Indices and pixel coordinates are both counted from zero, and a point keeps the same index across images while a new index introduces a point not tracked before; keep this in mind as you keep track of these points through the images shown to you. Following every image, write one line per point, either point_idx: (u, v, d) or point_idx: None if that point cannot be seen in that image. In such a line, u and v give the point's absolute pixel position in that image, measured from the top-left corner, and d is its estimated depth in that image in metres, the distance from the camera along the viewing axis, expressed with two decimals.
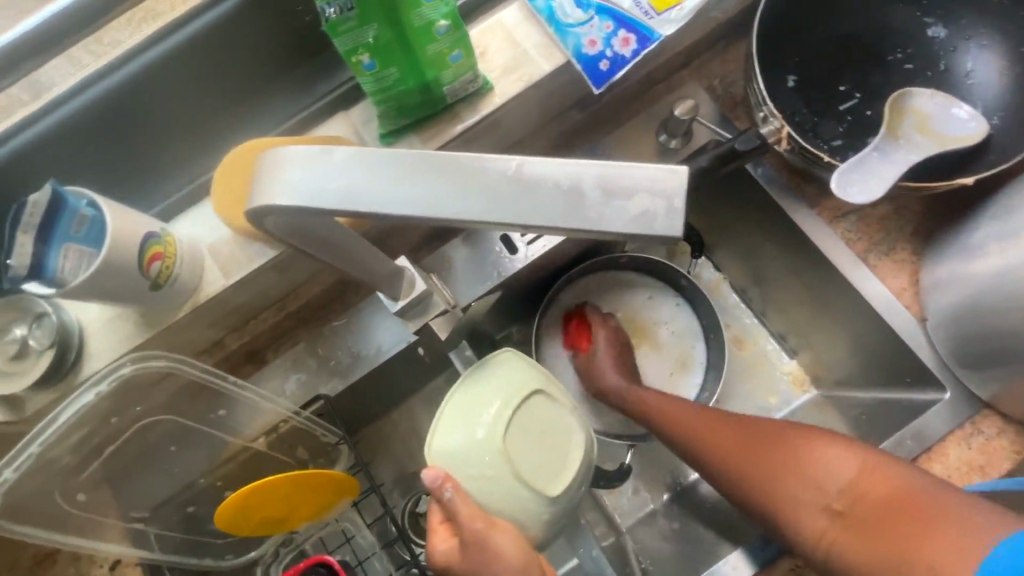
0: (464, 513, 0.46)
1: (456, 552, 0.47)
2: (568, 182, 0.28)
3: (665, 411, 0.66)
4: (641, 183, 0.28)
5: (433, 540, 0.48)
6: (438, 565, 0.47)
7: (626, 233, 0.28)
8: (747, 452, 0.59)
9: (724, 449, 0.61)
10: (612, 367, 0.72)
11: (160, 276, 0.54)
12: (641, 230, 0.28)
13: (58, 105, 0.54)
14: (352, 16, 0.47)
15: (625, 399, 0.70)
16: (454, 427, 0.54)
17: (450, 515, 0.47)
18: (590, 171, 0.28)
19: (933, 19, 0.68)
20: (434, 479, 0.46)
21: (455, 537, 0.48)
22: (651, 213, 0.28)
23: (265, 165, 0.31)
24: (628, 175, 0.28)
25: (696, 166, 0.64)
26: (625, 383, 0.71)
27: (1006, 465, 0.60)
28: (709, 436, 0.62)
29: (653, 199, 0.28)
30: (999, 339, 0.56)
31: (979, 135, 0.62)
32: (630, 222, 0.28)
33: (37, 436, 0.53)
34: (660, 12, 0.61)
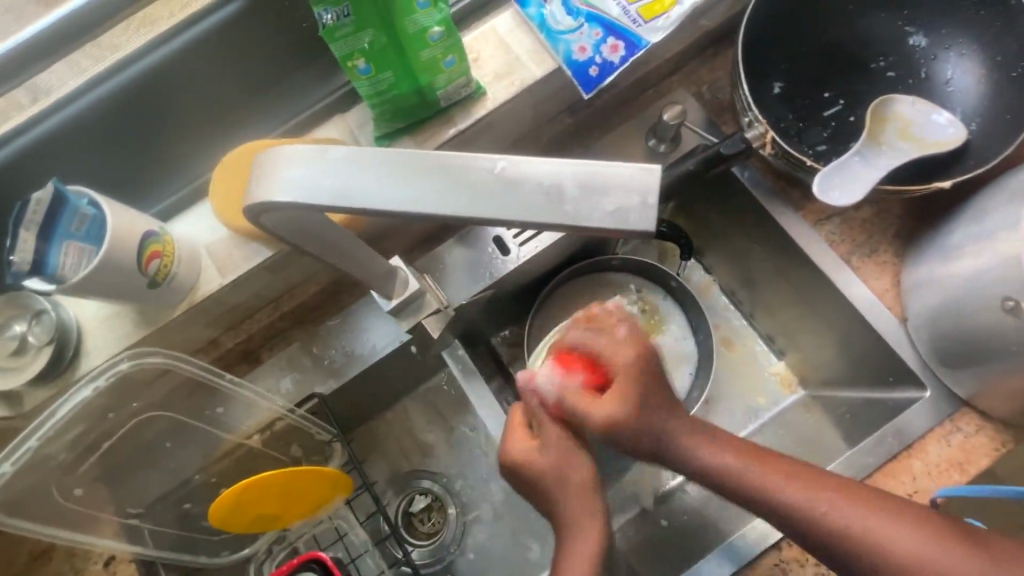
0: (550, 418, 0.56)
1: (534, 450, 0.56)
2: (551, 180, 0.30)
3: (806, 496, 0.50)
4: (618, 182, 0.30)
5: (509, 438, 0.58)
6: (511, 460, 0.57)
7: (603, 228, 0.30)
8: (925, 546, 0.48)
9: (889, 543, 0.49)
10: (712, 440, 0.53)
11: (158, 274, 0.56)
12: (616, 226, 0.29)
13: (61, 107, 0.55)
14: (349, 22, 0.49)
15: (735, 479, 0.52)
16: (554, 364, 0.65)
17: (537, 418, 0.57)
18: (569, 171, 0.30)
19: (914, 29, 0.70)
20: (526, 381, 0.56)
21: (532, 440, 0.57)
22: (626, 210, 0.29)
23: (264, 164, 0.32)
24: (605, 174, 0.30)
25: (681, 171, 0.67)
26: (739, 457, 0.52)
27: (984, 461, 0.62)
28: (870, 525, 0.49)
29: (628, 196, 0.30)
30: (975, 338, 0.57)
31: (958, 141, 0.64)
32: (606, 218, 0.29)
33: (35, 430, 0.55)
34: (648, 20, 0.63)
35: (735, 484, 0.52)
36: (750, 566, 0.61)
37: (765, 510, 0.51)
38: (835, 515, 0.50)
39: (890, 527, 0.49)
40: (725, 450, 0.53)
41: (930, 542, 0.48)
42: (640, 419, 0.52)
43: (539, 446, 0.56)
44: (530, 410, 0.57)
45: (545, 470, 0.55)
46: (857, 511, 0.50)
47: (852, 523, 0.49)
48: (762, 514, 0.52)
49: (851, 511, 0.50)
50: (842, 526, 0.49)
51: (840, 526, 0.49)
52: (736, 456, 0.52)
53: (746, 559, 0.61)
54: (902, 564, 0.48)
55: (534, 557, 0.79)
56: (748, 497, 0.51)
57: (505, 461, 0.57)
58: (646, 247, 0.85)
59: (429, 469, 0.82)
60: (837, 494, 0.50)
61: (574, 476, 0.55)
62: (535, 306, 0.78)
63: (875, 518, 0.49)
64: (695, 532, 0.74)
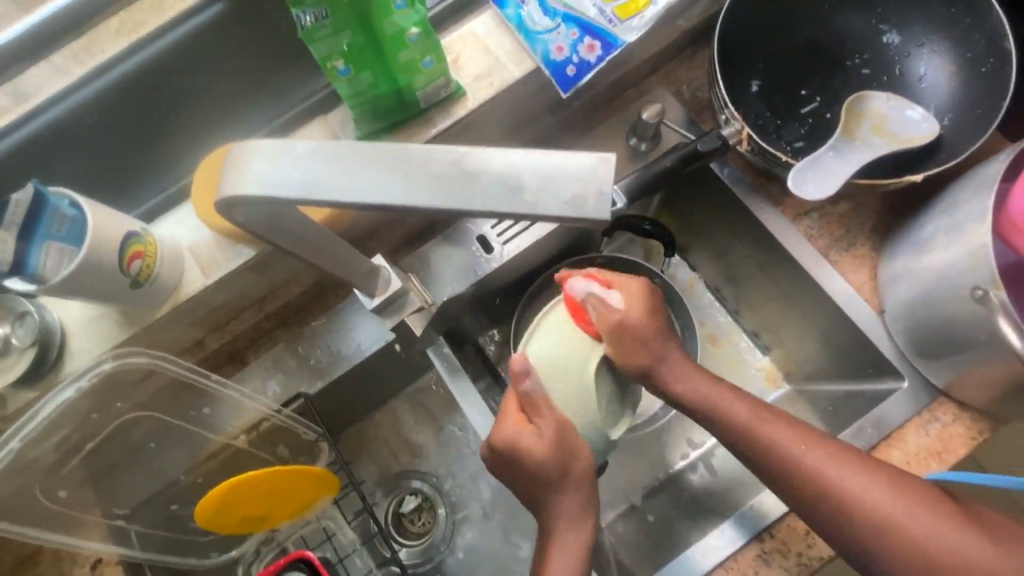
0: (543, 405, 0.55)
1: (528, 438, 0.55)
2: (509, 170, 0.32)
3: (806, 448, 0.54)
4: (572, 171, 0.31)
5: (501, 421, 0.57)
6: (501, 446, 0.56)
7: (562, 216, 0.31)
8: (914, 516, 0.50)
9: (872, 502, 0.51)
10: (726, 390, 0.58)
11: (140, 274, 0.56)
12: (575, 213, 0.31)
13: (43, 110, 0.56)
14: (327, 23, 0.50)
15: (736, 425, 0.56)
16: (546, 353, 0.58)
17: (531, 405, 0.55)
18: (529, 161, 0.32)
19: (888, 27, 0.71)
20: (522, 367, 0.55)
21: (527, 426, 0.56)
22: (584, 197, 0.31)
23: (234, 160, 0.33)
24: (563, 164, 0.31)
25: (659, 168, 0.68)
26: (752, 411, 0.57)
27: (960, 449, 0.63)
28: (864, 488, 0.52)
29: (585, 185, 0.31)
30: (949, 329, 0.58)
31: (931, 135, 0.65)
32: (565, 205, 0.31)
33: (17, 432, 0.54)
34: (623, 20, 0.64)
35: (739, 431, 0.56)
36: (735, 558, 0.62)
37: (763, 461, 0.55)
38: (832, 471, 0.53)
39: (881, 493, 0.51)
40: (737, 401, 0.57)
41: (919, 511, 0.50)
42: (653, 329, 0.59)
43: (533, 433, 0.55)
44: (523, 396, 0.56)
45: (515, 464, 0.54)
46: (852, 473, 0.52)
47: (846, 482, 0.52)
48: (759, 465, 0.55)
49: (844, 472, 0.52)
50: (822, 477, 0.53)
51: (832, 485, 0.52)
52: (749, 409, 0.57)
53: (730, 549, 0.62)
54: (885, 525, 0.50)
55: (524, 555, 0.79)
56: (751, 445, 0.56)
57: (494, 443, 0.57)
58: (631, 245, 0.85)
59: (419, 469, 0.83)
60: (834, 453, 0.54)
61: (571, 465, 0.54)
62: (520, 307, 0.77)
63: (867, 483, 0.52)
64: (682, 525, 0.74)
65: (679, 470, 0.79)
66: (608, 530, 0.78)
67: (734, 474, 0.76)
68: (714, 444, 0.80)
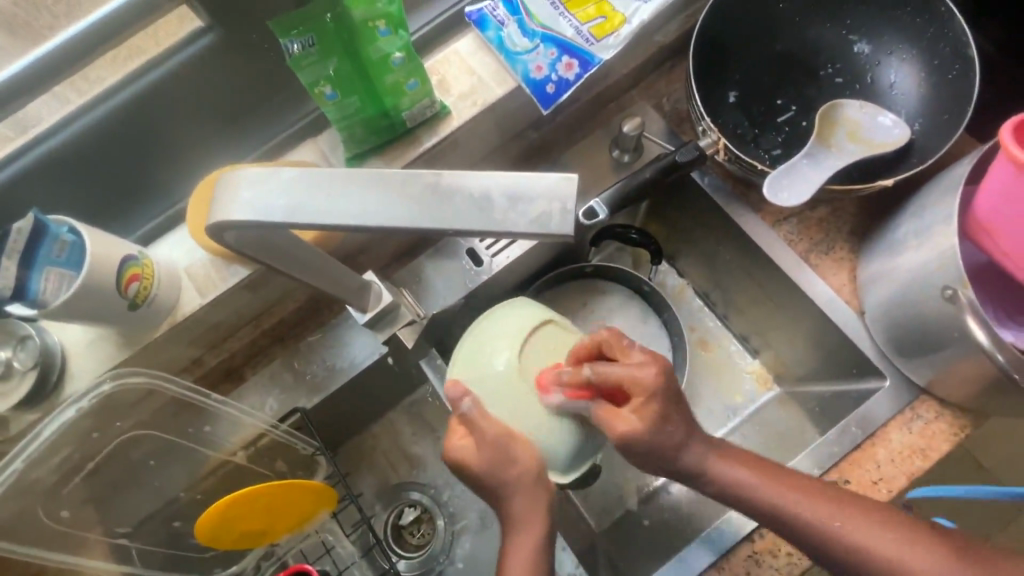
0: (479, 418, 0.55)
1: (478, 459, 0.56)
2: (481, 191, 0.34)
3: (839, 521, 0.53)
4: (541, 190, 0.33)
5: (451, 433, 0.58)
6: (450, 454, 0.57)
7: (528, 233, 0.33)
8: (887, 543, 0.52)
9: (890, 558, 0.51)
10: (729, 456, 0.57)
11: (138, 296, 0.58)
12: (540, 230, 0.33)
13: (41, 141, 0.58)
14: (314, 51, 0.53)
15: (758, 498, 0.55)
16: (477, 359, 0.61)
17: (470, 423, 0.56)
18: (498, 183, 0.34)
19: (858, 36, 0.74)
20: (456, 391, 0.55)
21: (469, 438, 0.56)
22: (548, 215, 0.33)
23: (224, 188, 0.35)
24: (530, 184, 0.34)
25: (641, 179, 0.70)
26: (772, 482, 0.55)
27: (943, 446, 0.65)
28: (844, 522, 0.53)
29: (550, 203, 0.33)
30: (924, 329, 0.60)
31: (901, 141, 0.67)
32: (531, 223, 0.33)
33: (20, 452, 0.56)
34: (599, 39, 0.66)
35: (738, 493, 0.55)
36: (727, 559, 0.63)
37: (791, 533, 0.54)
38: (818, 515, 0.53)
39: (858, 526, 0.52)
40: (731, 463, 0.56)
41: (904, 543, 0.51)
42: (664, 433, 0.54)
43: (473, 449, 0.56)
44: (462, 417, 0.56)
45: (501, 473, 0.55)
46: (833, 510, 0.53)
47: (827, 520, 0.53)
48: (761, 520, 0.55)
49: (861, 529, 0.52)
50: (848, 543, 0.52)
51: (859, 550, 0.52)
52: (764, 479, 0.55)
53: (724, 549, 0.63)
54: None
55: None
56: (750, 506, 0.55)
57: (445, 460, 0.57)
58: (620, 255, 0.87)
59: (417, 481, 0.84)
60: (818, 492, 0.54)
61: (526, 484, 0.55)
62: None
63: (882, 537, 0.52)
64: (676, 530, 0.75)
65: (673, 475, 0.80)
66: (605, 537, 0.78)
67: None
68: None
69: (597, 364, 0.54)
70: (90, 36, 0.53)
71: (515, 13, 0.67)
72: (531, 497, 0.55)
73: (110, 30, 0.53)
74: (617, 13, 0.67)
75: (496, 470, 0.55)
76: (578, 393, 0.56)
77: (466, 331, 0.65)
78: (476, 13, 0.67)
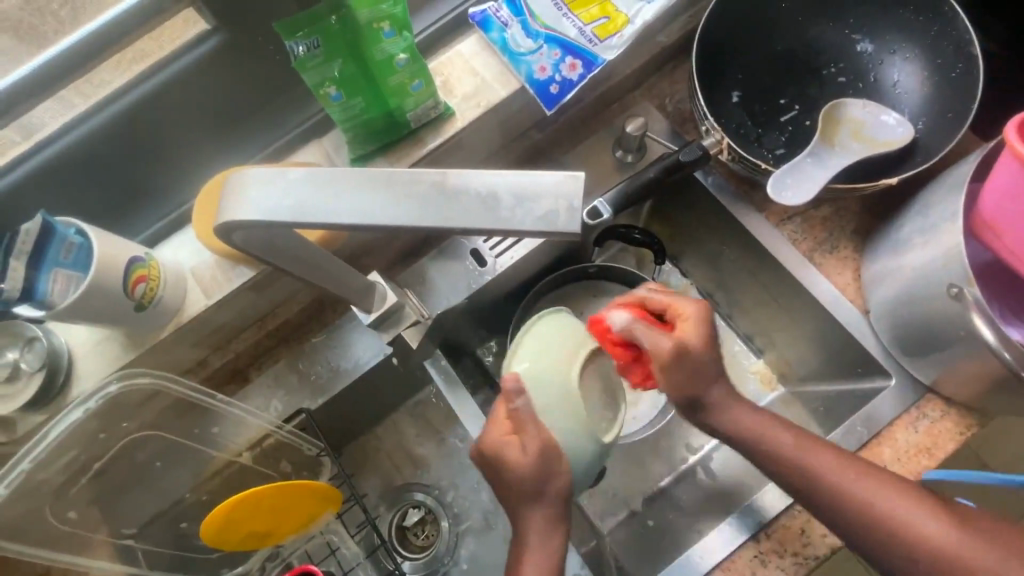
0: (530, 422, 0.54)
1: (510, 454, 0.54)
2: (488, 190, 0.34)
3: (855, 482, 0.53)
4: (547, 189, 0.34)
5: (490, 426, 0.57)
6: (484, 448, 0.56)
7: (534, 230, 0.33)
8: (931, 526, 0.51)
9: (911, 526, 0.51)
10: (756, 411, 0.58)
11: (144, 298, 0.58)
12: (546, 228, 0.33)
13: (48, 143, 0.58)
14: (319, 52, 0.53)
15: (773, 447, 0.56)
16: (527, 358, 0.58)
17: (520, 424, 0.54)
18: (505, 181, 0.34)
19: (861, 36, 0.74)
20: (515, 387, 0.54)
21: (514, 437, 0.55)
22: (555, 213, 0.33)
23: (232, 189, 0.36)
24: (535, 183, 0.34)
25: (644, 179, 0.70)
26: (787, 435, 0.57)
27: (950, 445, 0.65)
28: (883, 496, 0.52)
29: (556, 202, 0.33)
30: (929, 327, 0.60)
31: (905, 139, 0.67)
32: (537, 221, 0.33)
33: (27, 453, 0.56)
34: (603, 39, 0.66)
35: (767, 447, 0.56)
36: (733, 559, 0.63)
37: (804, 487, 0.55)
38: (853, 486, 0.53)
39: (900, 506, 0.52)
40: (757, 415, 0.58)
41: (930, 516, 0.51)
42: (710, 358, 0.57)
43: (518, 447, 0.54)
44: (512, 414, 0.55)
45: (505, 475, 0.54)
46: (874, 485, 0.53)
47: (865, 494, 0.53)
48: (792, 486, 0.55)
49: (882, 495, 0.52)
50: (862, 502, 0.52)
51: (877, 511, 0.52)
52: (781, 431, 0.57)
53: (730, 549, 0.62)
54: (921, 545, 0.50)
55: None
56: (784, 465, 0.55)
57: (482, 449, 0.56)
58: (624, 255, 0.87)
59: (421, 482, 0.84)
60: (861, 470, 0.54)
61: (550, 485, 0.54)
62: (516, 321, 0.78)
63: (907, 507, 0.52)
64: (682, 528, 0.75)
65: (677, 475, 0.79)
66: (610, 538, 0.77)
67: (734, 477, 0.76)
68: (713, 447, 0.80)
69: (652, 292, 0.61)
70: (96, 39, 0.53)
71: (519, 14, 0.67)
72: (537, 498, 0.55)
73: (115, 34, 0.53)
74: (620, 13, 0.67)
75: (521, 465, 0.54)
76: (631, 310, 0.58)
77: (519, 338, 0.61)
78: (480, 14, 0.67)
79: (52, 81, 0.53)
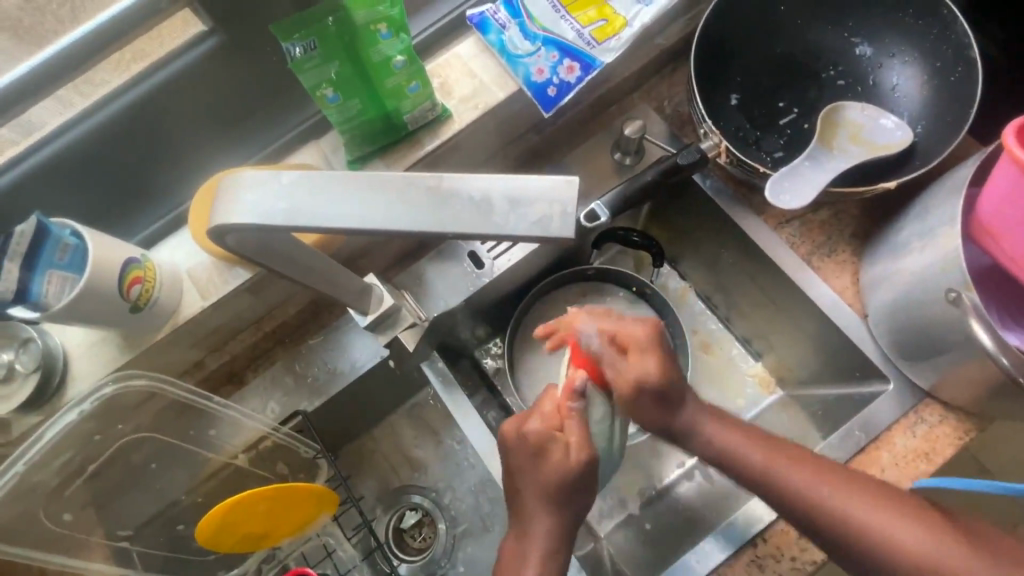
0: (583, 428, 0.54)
1: (548, 448, 0.54)
2: (482, 194, 0.34)
3: (817, 485, 0.54)
4: (541, 193, 0.33)
5: (536, 413, 0.56)
6: (521, 436, 0.55)
7: (527, 235, 0.33)
8: (905, 535, 0.51)
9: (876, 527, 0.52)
10: (739, 431, 0.58)
11: (139, 299, 0.58)
12: (540, 232, 0.33)
13: (43, 144, 0.58)
14: (316, 54, 0.53)
15: (736, 453, 0.57)
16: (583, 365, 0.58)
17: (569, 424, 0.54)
18: (498, 185, 0.34)
19: (860, 39, 0.74)
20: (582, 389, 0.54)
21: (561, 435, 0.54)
22: (549, 218, 0.33)
23: (224, 191, 0.36)
24: (530, 187, 0.34)
25: (642, 182, 0.69)
26: (749, 441, 0.58)
27: (949, 450, 0.64)
28: (858, 510, 0.53)
29: (550, 206, 0.33)
30: (927, 332, 0.60)
31: (903, 143, 0.67)
32: (531, 226, 0.33)
33: (21, 455, 0.56)
34: (601, 42, 0.66)
35: (739, 462, 0.57)
36: (729, 563, 0.62)
37: (768, 493, 0.56)
38: (816, 490, 0.54)
39: (864, 508, 0.53)
40: (740, 434, 0.58)
41: (896, 517, 0.52)
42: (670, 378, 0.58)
43: (563, 445, 0.53)
44: (568, 412, 0.54)
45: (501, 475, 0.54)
46: (850, 496, 0.53)
47: (828, 498, 0.53)
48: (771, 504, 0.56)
49: (848, 497, 0.53)
50: (823, 506, 0.53)
51: (840, 513, 0.53)
52: (742, 437, 0.58)
53: (727, 553, 0.62)
54: (885, 546, 0.51)
55: None
56: (763, 486, 0.56)
57: (522, 433, 0.55)
58: (622, 257, 0.87)
59: (418, 484, 0.83)
60: (826, 472, 0.55)
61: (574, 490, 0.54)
62: (512, 325, 0.78)
63: (874, 510, 0.52)
64: (679, 532, 0.75)
65: (675, 478, 0.79)
66: (607, 541, 0.77)
67: (732, 481, 0.76)
68: None
69: (597, 317, 0.59)
70: (92, 41, 0.53)
71: (517, 16, 0.67)
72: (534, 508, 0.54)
73: (112, 34, 0.53)
74: (618, 16, 0.67)
75: (555, 463, 0.53)
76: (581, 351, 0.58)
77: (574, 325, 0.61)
78: (478, 16, 0.67)
79: (48, 81, 0.53)
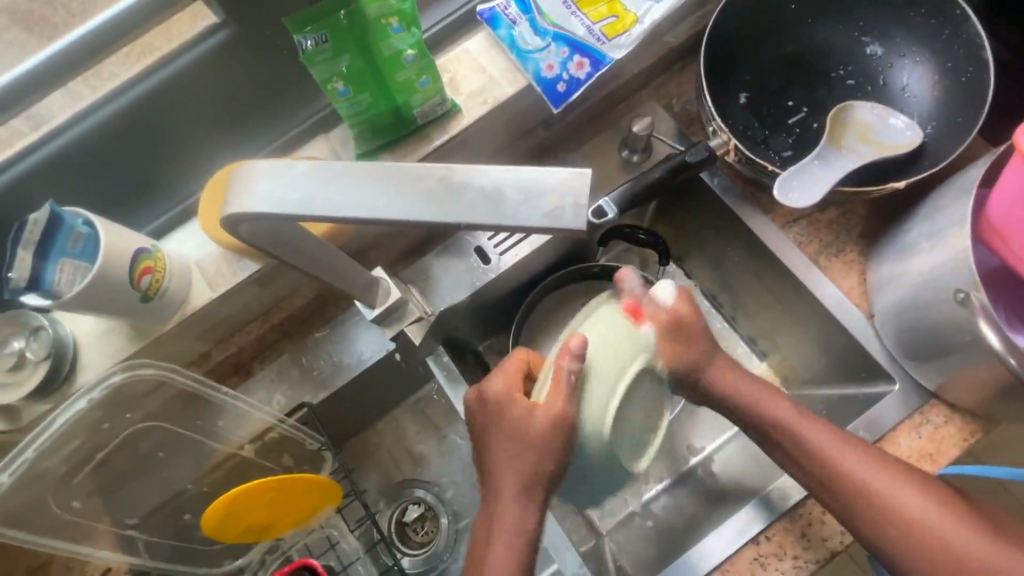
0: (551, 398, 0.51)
1: (510, 405, 0.53)
2: (494, 186, 0.34)
3: (843, 453, 0.55)
4: (554, 185, 0.34)
5: (500, 374, 0.56)
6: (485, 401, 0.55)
7: (540, 227, 0.33)
8: (908, 501, 0.52)
9: (897, 501, 0.52)
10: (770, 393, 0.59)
11: (149, 289, 0.59)
12: (553, 224, 0.33)
13: (57, 134, 0.59)
14: (327, 47, 0.53)
15: (765, 417, 0.58)
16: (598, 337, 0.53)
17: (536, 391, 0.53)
18: (511, 177, 0.34)
19: (870, 38, 0.73)
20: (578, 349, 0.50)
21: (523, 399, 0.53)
22: (561, 210, 0.33)
23: (239, 180, 0.36)
24: (543, 179, 0.34)
25: (651, 179, 0.69)
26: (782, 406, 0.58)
27: (954, 451, 0.64)
28: (882, 481, 0.53)
29: (563, 198, 0.33)
30: (934, 333, 0.60)
31: (914, 143, 0.67)
32: (543, 217, 0.33)
33: (31, 442, 0.56)
34: (611, 38, 0.66)
35: (765, 425, 0.58)
36: (732, 560, 0.63)
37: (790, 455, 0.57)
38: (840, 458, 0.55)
39: (887, 481, 0.53)
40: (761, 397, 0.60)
41: (918, 496, 0.52)
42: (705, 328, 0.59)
43: (523, 407, 0.52)
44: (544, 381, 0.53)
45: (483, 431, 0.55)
46: (876, 468, 0.54)
47: (851, 467, 0.54)
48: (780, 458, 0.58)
49: (874, 470, 0.54)
50: (846, 475, 0.54)
51: (864, 483, 0.54)
52: (771, 402, 0.59)
53: (729, 550, 0.62)
54: (902, 522, 0.52)
55: None
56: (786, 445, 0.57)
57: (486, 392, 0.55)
58: (628, 255, 0.87)
59: (422, 478, 0.84)
60: (852, 444, 0.56)
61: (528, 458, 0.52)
62: (517, 322, 0.78)
63: (899, 485, 0.53)
64: (681, 530, 0.75)
65: (678, 476, 0.79)
66: (610, 538, 0.77)
67: (734, 480, 0.76)
68: (714, 449, 0.80)
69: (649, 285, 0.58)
70: (106, 33, 0.53)
71: (527, 12, 0.67)
72: (506, 471, 0.53)
73: (126, 25, 0.54)
74: (628, 13, 0.67)
75: (513, 420, 0.53)
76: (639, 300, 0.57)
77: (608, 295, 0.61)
78: (488, 12, 0.67)
79: (62, 71, 0.53)
